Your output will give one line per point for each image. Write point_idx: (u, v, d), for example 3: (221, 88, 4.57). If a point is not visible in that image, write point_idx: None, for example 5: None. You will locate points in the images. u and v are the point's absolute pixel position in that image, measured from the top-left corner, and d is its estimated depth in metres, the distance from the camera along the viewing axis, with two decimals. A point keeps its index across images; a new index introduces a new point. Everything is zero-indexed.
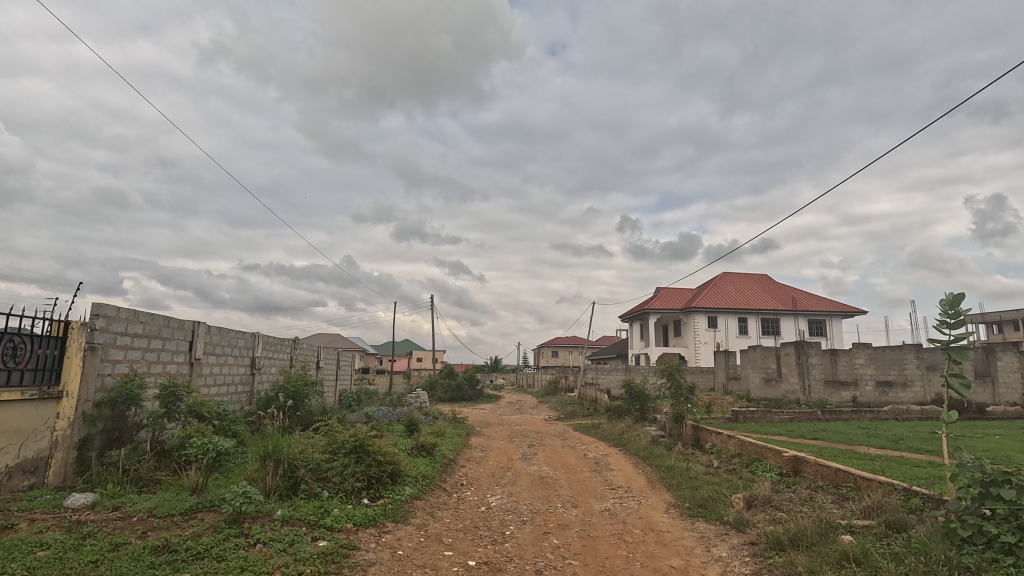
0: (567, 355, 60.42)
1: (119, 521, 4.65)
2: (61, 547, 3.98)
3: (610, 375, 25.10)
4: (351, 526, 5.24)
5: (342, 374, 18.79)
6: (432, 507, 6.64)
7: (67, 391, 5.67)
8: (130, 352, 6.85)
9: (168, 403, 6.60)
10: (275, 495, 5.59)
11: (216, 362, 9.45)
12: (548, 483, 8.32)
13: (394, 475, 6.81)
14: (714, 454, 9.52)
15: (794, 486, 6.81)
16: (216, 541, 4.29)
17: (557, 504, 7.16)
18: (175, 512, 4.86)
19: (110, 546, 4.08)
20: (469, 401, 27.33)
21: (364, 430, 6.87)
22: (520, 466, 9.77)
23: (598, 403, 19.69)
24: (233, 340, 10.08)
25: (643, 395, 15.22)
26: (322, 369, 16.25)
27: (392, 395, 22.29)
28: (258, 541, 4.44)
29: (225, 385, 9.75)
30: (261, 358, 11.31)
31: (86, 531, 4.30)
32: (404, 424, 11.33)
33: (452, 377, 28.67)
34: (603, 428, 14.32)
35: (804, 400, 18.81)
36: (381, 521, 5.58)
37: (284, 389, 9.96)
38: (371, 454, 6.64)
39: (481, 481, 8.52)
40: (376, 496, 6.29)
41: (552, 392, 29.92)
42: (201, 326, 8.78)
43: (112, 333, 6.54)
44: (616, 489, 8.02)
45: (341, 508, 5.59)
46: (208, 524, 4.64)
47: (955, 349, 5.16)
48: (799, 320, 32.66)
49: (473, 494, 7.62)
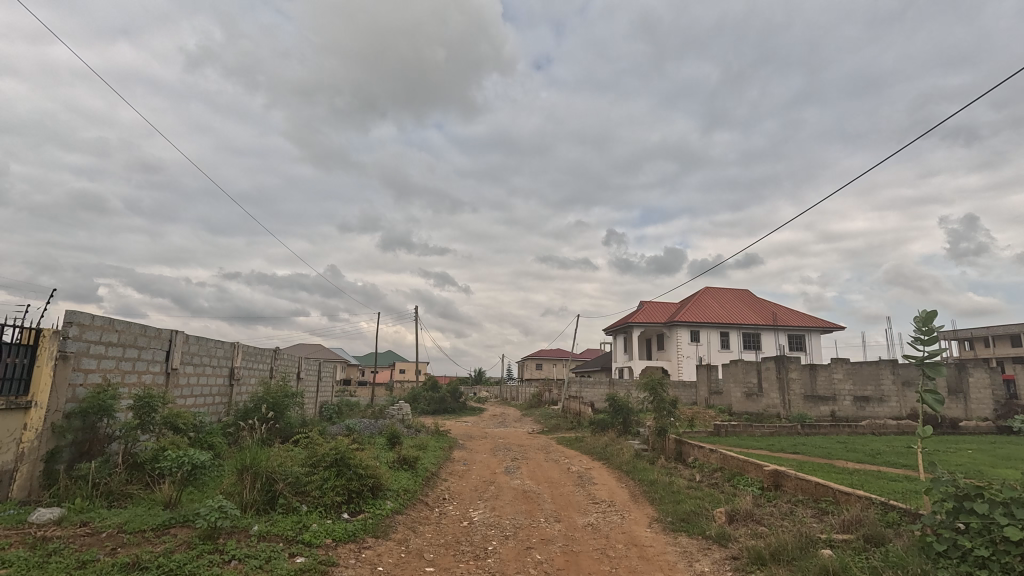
0: (550, 368, 60.39)
1: (87, 537, 4.49)
2: (24, 564, 3.81)
3: (594, 389, 25.10)
4: (330, 541, 5.13)
5: (323, 386, 18.46)
6: (414, 522, 6.54)
7: (35, 401, 5.50)
8: (103, 361, 6.66)
9: (142, 414, 6.42)
10: (252, 509, 5.45)
11: (193, 373, 9.22)
12: (531, 497, 8.27)
13: (375, 489, 6.71)
14: (696, 468, 9.57)
15: (775, 500, 6.88)
16: (189, 558, 4.15)
17: (540, 518, 7.12)
18: (147, 528, 4.71)
19: (77, 564, 3.93)
20: (452, 414, 27.03)
21: (345, 442, 6.79)
22: (503, 480, 9.70)
23: (582, 417, 19.64)
24: (212, 350, 9.88)
25: (626, 408, 15.25)
26: (303, 380, 15.97)
27: (373, 408, 21.97)
28: (233, 558, 4.32)
29: (202, 397, 9.51)
30: (240, 369, 11.08)
31: (52, 547, 4.14)
32: (386, 436, 11.18)
33: (436, 390, 28.39)
34: (587, 441, 14.32)
35: (784, 414, 19.01)
36: (360, 536, 5.47)
37: (263, 400, 9.75)
38: (352, 467, 6.54)
39: (463, 495, 8.41)
40: (356, 510, 6.17)
41: (535, 405, 29.78)
42: (179, 335, 8.58)
43: (86, 341, 6.36)
44: (599, 504, 8.00)
45: (320, 523, 5.47)
46: (181, 540, 4.50)
47: (928, 365, 5.27)
48: (780, 335, 33.16)
49: (456, 509, 7.53)
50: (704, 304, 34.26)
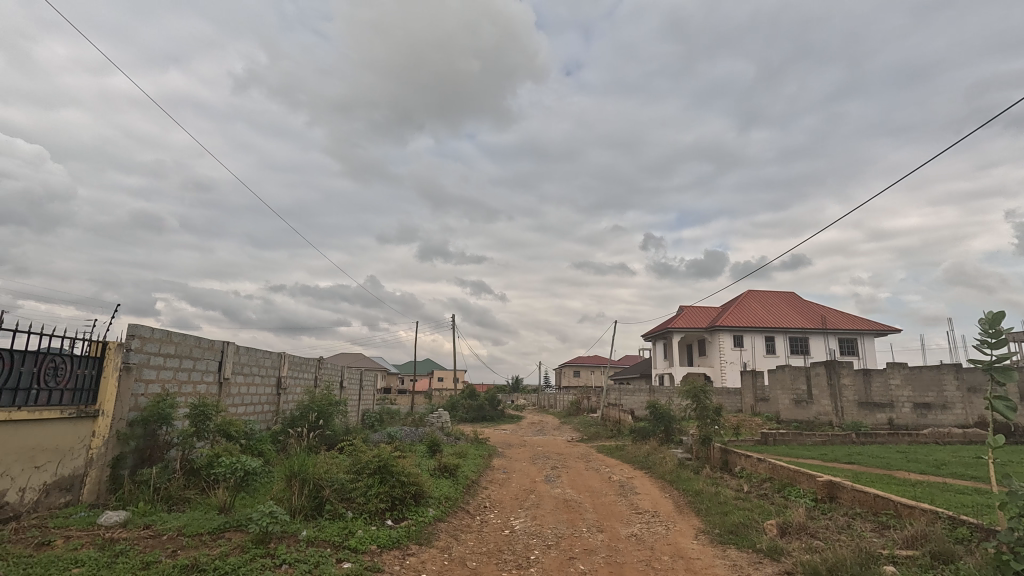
0: (589, 375, 59.79)
1: (150, 539, 4.73)
2: (95, 564, 4.06)
3: (633, 397, 24.66)
4: (375, 548, 5.23)
5: (365, 394, 18.88)
6: (456, 530, 6.57)
7: (102, 410, 5.86)
8: (162, 371, 7.05)
9: (197, 422, 6.72)
10: (301, 515, 5.62)
11: (244, 382, 9.61)
12: (572, 507, 8.19)
13: (418, 496, 6.79)
14: (743, 478, 9.22)
15: (830, 513, 6.55)
16: (242, 561, 4.31)
17: (582, 528, 7.03)
18: (204, 531, 4.93)
19: (141, 564, 4.14)
20: (490, 421, 27.11)
21: (388, 450, 6.92)
22: (544, 488, 9.63)
23: (622, 425, 19.30)
24: (261, 360, 10.29)
25: (668, 416, 14.92)
26: (346, 389, 16.39)
27: (414, 415, 22.28)
28: (283, 562, 4.45)
29: (252, 405, 9.94)
30: (287, 378, 11.48)
31: (118, 548, 4.38)
32: (426, 444, 11.33)
33: (474, 399, 28.50)
34: (628, 450, 14.07)
35: (836, 422, 18.13)
36: (405, 543, 5.54)
37: (310, 408, 10.05)
38: (394, 475, 6.63)
39: (504, 504, 8.39)
40: (399, 518, 6.25)
41: (574, 413, 29.48)
42: (230, 346, 8.98)
43: (146, 353, 6.74)
44: (642, 514, 7.82)
45: (365, 529, 5.58)
46: (235, 544, 4.67)
47: (997, 370, 4.92)
48: (830, 339, 31.71)
49: (497, 517, 7.52)
50: (747, 308, 33.20)
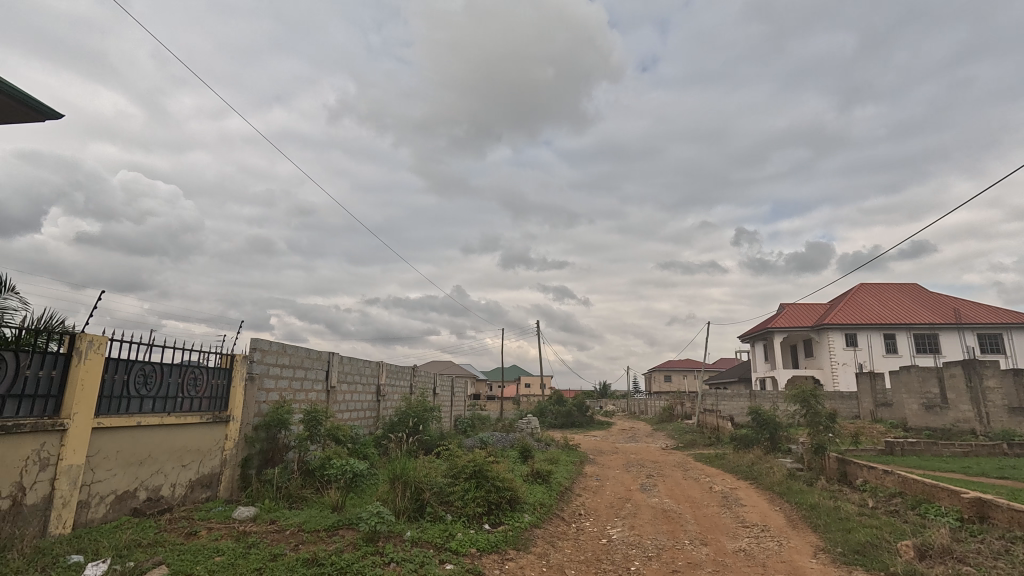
0: (681, 380, 57.19)
1: (275, 533, 5.21)
2: (233, 554, 4.55)
3: (731, 402, 23.20)
4: (475, 551, 5.35)
5: (456, 401, 19.49)
6: (552, 537, 6.55)
7: (233, 415, 6.58)
8: (280, 380, 7.77)
9: (310, 426, 7.33)
10: (405, 516, 5.90)
11: (348, 389, 10.33)
12: (671, 517, 7.84)
13: (513, 501, 6.86)
14: (867, 492, 8.28)
15: (982, 536, 5.68)
16: (356, 558, 4.61)
17: (684, 540, 6.70)
18: (320, 528, 5.34)
19: (270, 556, 4.57)
20: (580, 428, 26.79)
21: (482, 455, 7.08)
22: (640, 497, 9.32)
23: (721, 432, 18.20)
24: (362, 369, 11.01)
25: (773, 423, 13.85)
26: (439, 395, 17.03)
27: (503, 421, 22.61)
28: (391, 560, 4.69)
29: (356, 411, 10.64)
30: (385, 386, 12.16)
31: (251, 540, 4.87)
32: (518, 449, 11.44)
33: (562, 405, 28.34)
34: (729, 459, 13.23)
35: (981, 431, 15.79)
36: (503, 547, 5.62)
37: (407, 414, 10.56)
38: (490, 480, 6.76)
39: (599, 512, 8.24)
40: (496, 522, 6.36)
41: (667, 419, 28.32)
42: (335, 356, 9.69)
43: (266, 363, 7.47)
44: (750, 528, 7.29)
45: (465, 532, 5.74)
46: (348, 541, 5.01)
47: None
48: (966, 336, 27.77)
49: (593, 525, 7.40)
50: (860, 304, 30.05)
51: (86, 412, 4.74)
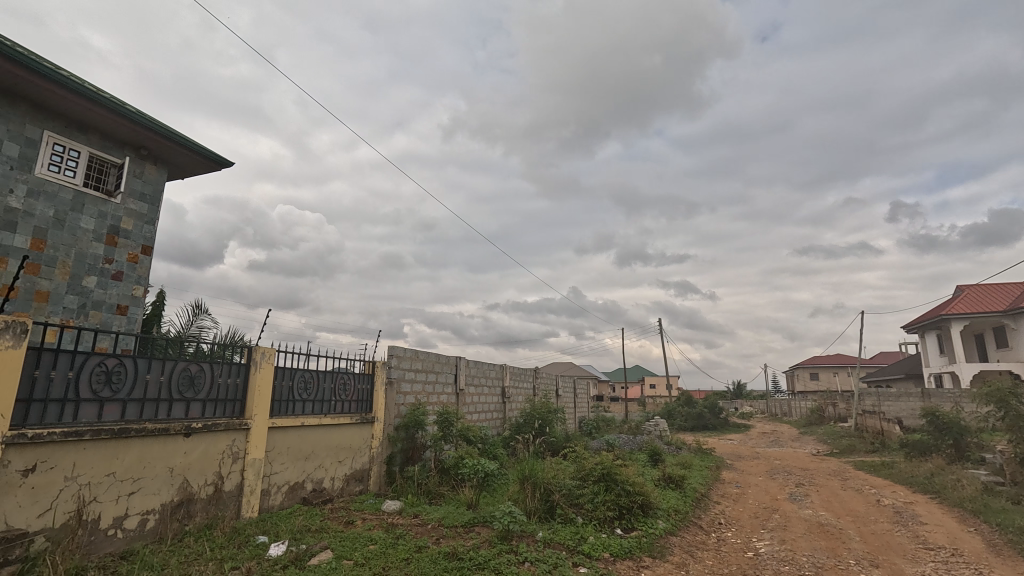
0: (831, 377, 50.89)
1: (419, 526, 5.61)
2: (384, 543, 4.99)
3: (899, 402, 20.06)
4: (608, 556, 5.25)
5: (579, 402, 19.41)
6: (690, 546, 6.19)
7: (377, 416, 7.25)
8: (414, 384, 8.38)
9: (443, 427, 7.79)
10: (536, 516, 6.00)
11: (475, 392, 10.81)
12: (831, 533, 6.97)
13: (645, 507, 6.62)
14: None
15: None
16: (492, 555, 4.77)
17: (848, 560, 5.91)
18: (458, 524, 5.63)
19: (415, 547, 4.92)
20: (713, 431, 25.09)
21: (610, 458, 6.94)
22: (790, 508, 8.43)
23: (887, 437, 15.81)
24: (487, 372, 11.45)
25: (957, 427, 11.68)
26: (562, 397, 17.10)
27: (629, 423, 22.01)
28: (525, 560, 4.78)
29: (483, 413, 11.09)
30: (509, 388, 12.52)
31: (398, 532, 5.30)
32: (646, 452, 11.03)
33: (692, 406, 26.80)
34: (900, 468, 11.42)
35: None
36: (637, 554, 5.43)
37: (532, 416, 10.76)
38: (619, 484, 6.61)
39: (743, 522, 7.61)
40: (629, 528, 6.17)
41: (816, 422, 25.36)
42: (462, 361, 10.20)
43: (403, 369, 8.11)
44: (935, 551, 6.20)
45: (597, 536, 5.66)
46: (484, 538, 5.21)
47: None
48: None
49: (736, 536, 6.85)
50: None
51: (263, 413, 5.54)
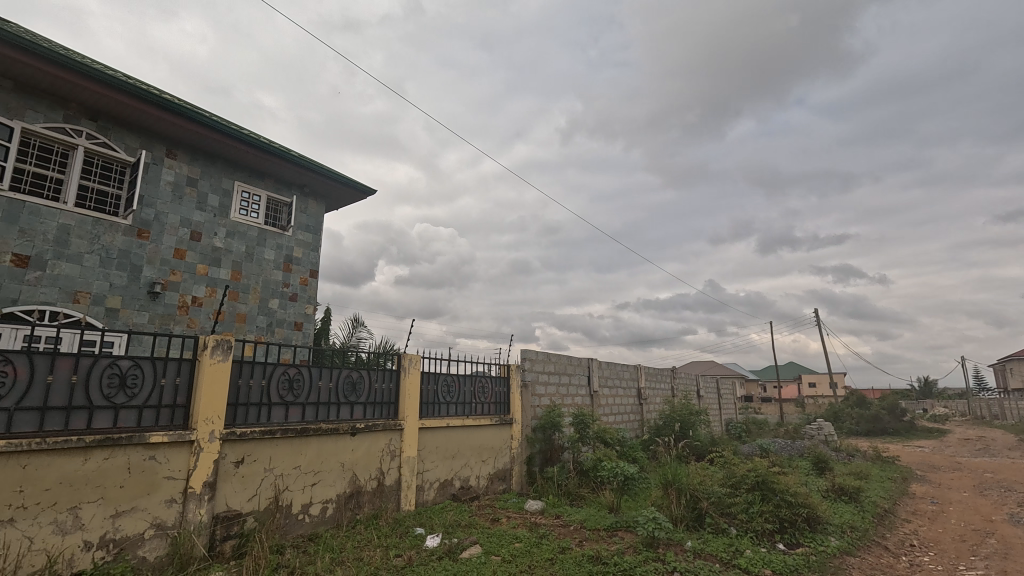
0: None
1: (562, 527, 5.66)
2: (529, 542, 5.12)
3: None
4: (770, 572, 4.77)
5: (725, 404, 18.00)
6: (874, 569, 5.36)
7: (515, 418, 7.50)
8: (549, 386, 8.51)
9: (580, 429, 7.78)
10: (683, 524, 5.69)
11: (610, 394, 10.63)
12: None
13: (812, 521, 5.89)
14: None
15: None
16: (638, 561, 4.63)
17: None
18: (601, 527, 5.56)
19: (559, 548, 4.97)
20: (896, 436, 21.49)
21: (765, 464, 6.32)
22: (1011, 532, 6.86)
23: None
24: (621, 373, 11.18)
25: None
26: (705, 398, 16.02)
27: (786, 426, 19.83)
28: (674, 569, 4.55)
29: (620, 415, 10.84)
30: (646, 389, 12.08)
31: (542, 532, 5.41)
32: (809, 459, 9.83)
33: (865, 408, 23.27)
34: None
35: None
36: (805, 573, 4.86)
37: (672, 418, 10.24)
38: (778, 493, 5.98)
39: (944, 546, 6.38)
40: (793, 543, 5.55)
41: None
42: (594, 362, 10.11)
43: (536, 371, 8.29)
44: None
45: (755, 550, 5.18)
46: (628, 544, 5.08)
47: None
48: None
49: (936, 562, 5.77)
50: None
51: (414, 415, 6.05)
